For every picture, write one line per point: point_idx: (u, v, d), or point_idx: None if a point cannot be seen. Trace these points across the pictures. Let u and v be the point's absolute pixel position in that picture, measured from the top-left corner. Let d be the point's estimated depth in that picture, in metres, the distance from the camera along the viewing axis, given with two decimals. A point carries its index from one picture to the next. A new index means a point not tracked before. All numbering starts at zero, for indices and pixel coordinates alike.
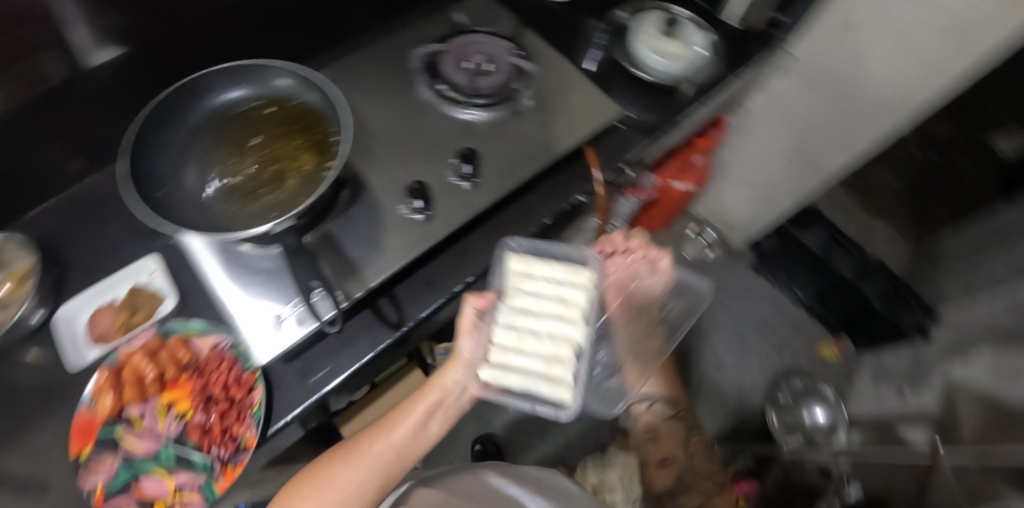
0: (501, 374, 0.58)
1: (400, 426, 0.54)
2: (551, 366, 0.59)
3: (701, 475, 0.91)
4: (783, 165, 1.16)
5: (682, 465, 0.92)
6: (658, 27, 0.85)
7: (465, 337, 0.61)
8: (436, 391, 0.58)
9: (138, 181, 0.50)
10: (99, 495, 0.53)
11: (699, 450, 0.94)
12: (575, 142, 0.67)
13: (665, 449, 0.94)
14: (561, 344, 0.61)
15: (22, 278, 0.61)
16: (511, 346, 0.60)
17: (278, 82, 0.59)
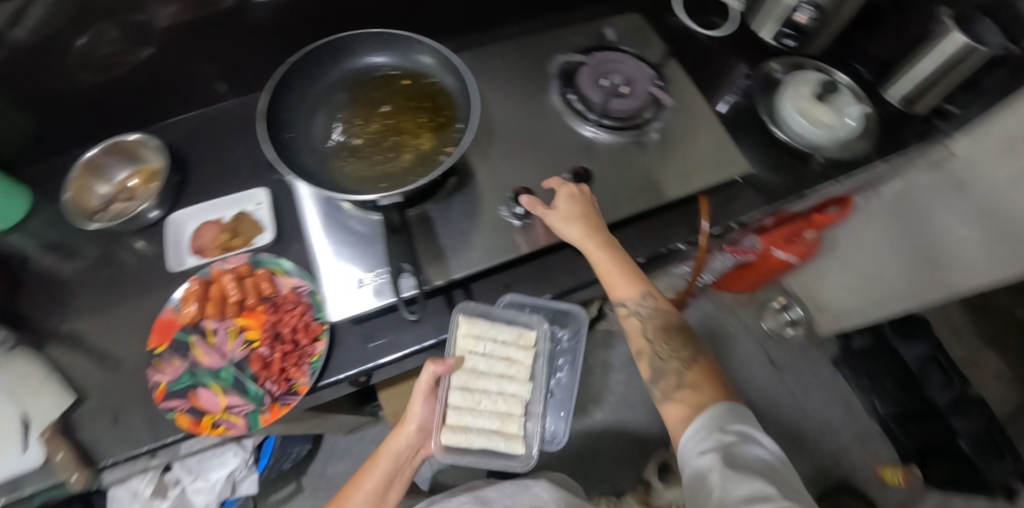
0: (460, 437, 0.60)
1: (361, 488, 0.60)
2: (505, 422, 0.63)
3: (680, 352, 0.56)
4: (902, 265, 1.03)
5: (649, 356, 0.56)
6: (812, 88, 0.79)
7: (419, 403, 0.61)
8: (391, 459, 0.61)
9: (272, 123, 0.53)
10: (161, 391, 0.57)
11: (680, 338, 0.56)
12: (690, 191, 0.65)
13: (633, 340, 0.57)
14: (512, 401, 0.64)
15: (150, 176, 0.69)
16: (464, 407, 0.62)
17: (419, 58, 0.59)
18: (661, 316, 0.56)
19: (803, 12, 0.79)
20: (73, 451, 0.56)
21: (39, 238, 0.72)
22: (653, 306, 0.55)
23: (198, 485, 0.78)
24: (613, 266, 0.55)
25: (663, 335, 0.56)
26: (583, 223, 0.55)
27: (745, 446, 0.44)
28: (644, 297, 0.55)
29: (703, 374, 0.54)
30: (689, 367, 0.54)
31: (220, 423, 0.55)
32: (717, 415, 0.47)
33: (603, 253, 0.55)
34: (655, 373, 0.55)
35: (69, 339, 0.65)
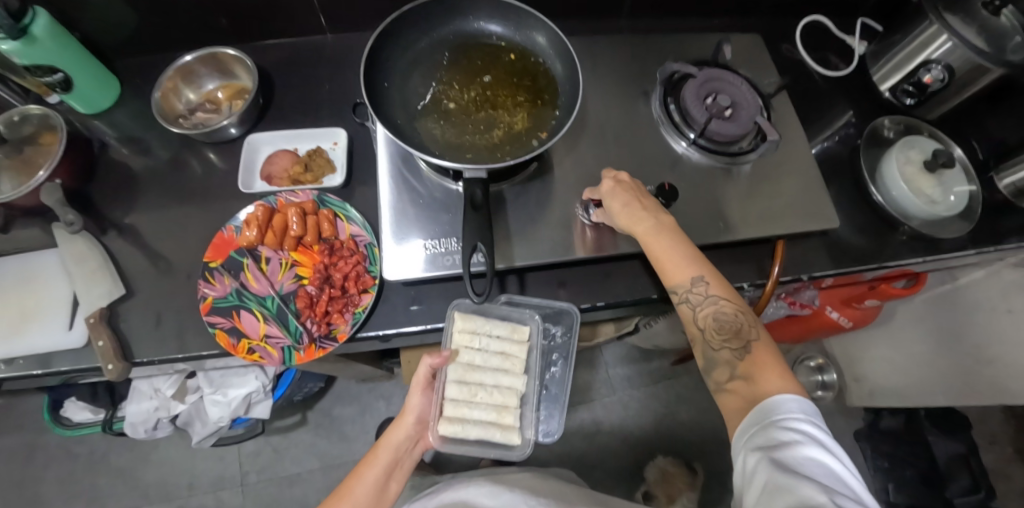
0: (456, 427, 0.63)
1: (363, 480, 0.56)
2: (501, 413, 0.66)
3: (734, 341, 0.48)
4: (952, 356, 0.98)
5: (702, 346, 0.50)
6: (923, 155, 0.74)
7: (417, 394, 0.61)
8: (390, 451, 0.58)
9: (373, 68, 0.53)
10: (206, 305, 0.57)
11: (737, 326, 0.48)
12: (764, 233, 0.65)
13: (686, 327, 0.52)
14: (507, 394, 0.67)
15: (237, 93, 0.70)
16: (460, 399, 0.65)
17: (533, 35, 0.57)
18: (715, 304, 0.49)
19: (932, 72, 0.74)
20: (113, 341, 0.58)
21: (118, 128, 0.74)
22: (706, 292, 0.49)
23: (216, 398, 0.80)
24: (659, 245, 0.51)
25: (716, 323, 0.49)
26: (631, 197, 0.54)
27: (803, 449, 0.38)
28: (692, 283, 0.50)
29: (760, 363, 0.46)
30: (740, 357, 0.47)
31: (256, 350, 0.56)
32: (772, 410, 0.42)
33: (647, 235, 0.52)
34: (709, 363, 0.49)
35: (129, 231, 0.67)
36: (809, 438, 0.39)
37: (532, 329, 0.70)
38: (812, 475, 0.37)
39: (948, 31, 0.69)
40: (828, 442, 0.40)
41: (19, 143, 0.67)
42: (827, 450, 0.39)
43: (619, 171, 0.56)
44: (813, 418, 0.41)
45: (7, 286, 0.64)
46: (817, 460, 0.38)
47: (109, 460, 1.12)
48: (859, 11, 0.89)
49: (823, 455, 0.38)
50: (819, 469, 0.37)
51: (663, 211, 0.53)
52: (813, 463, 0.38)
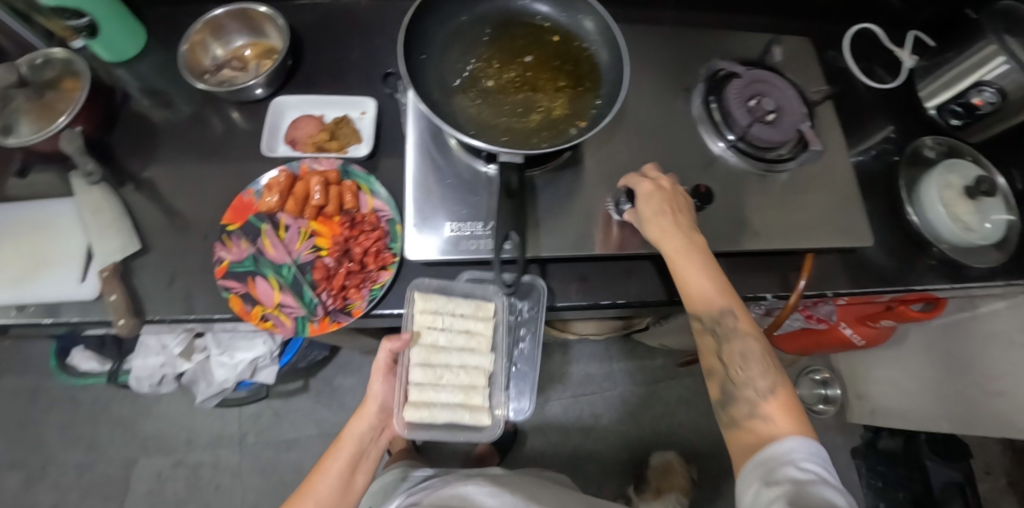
0: (424, 413, 0.57)
1: (326, 473, 0.56)
2: (469, 394, 0.60)
3: (759, 381, 0.47)
4: (960, 385, 0.96)
5: (723, 380, 0.49)
6: (965, 180, 0.72)
7: (378, 380, 0.57)
8: (353, 444, 0.57)
9: (412, 39, 0.50)
10: (222, 268, 0.57)
11: (763, 365, 0.47)
12: (795, 245, 0.63)
13: (705, 359, 0.50)
14: (473, 373, 0.60)
15: (265, 53, 0.68)
16: (425, 383, 0.58)
17: (579, 17, 0.55)
18: (742, 340, 0.48)
19: (983, 95, 0.71)
20: (126, 295, 0.58)
21: (142, 78, 0.72)
22: (736, 326, 0.48)
23: (223, 359, 0.80)
24: (689, 266, 0.50)
25: (743, 359, 0.48)
26: (669, 214, 0.52)
27: (819, 489, 0.38)
28: (723, 312, 0.48)
29: (786, 407, 0.45)
30: (766, 396, 0.46)
31: (269, 318, 0.55)
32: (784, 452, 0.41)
33: (682, 256, 0.50)
34: (728, 398, 0.48)
35: (148, 186, 0.66)
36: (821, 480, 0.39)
37: (498, 306, 0.62)
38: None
39: (1005, 51, 0.67)
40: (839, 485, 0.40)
41: (42, 87, 0.65)
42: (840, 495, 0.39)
43: (661, 178, 0.55)
44: (824, 461, 0.41)
45: (22, 231, 0.64)
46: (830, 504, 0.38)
47: (112, 409, 1.13)
48: (912, 23, 0.85)
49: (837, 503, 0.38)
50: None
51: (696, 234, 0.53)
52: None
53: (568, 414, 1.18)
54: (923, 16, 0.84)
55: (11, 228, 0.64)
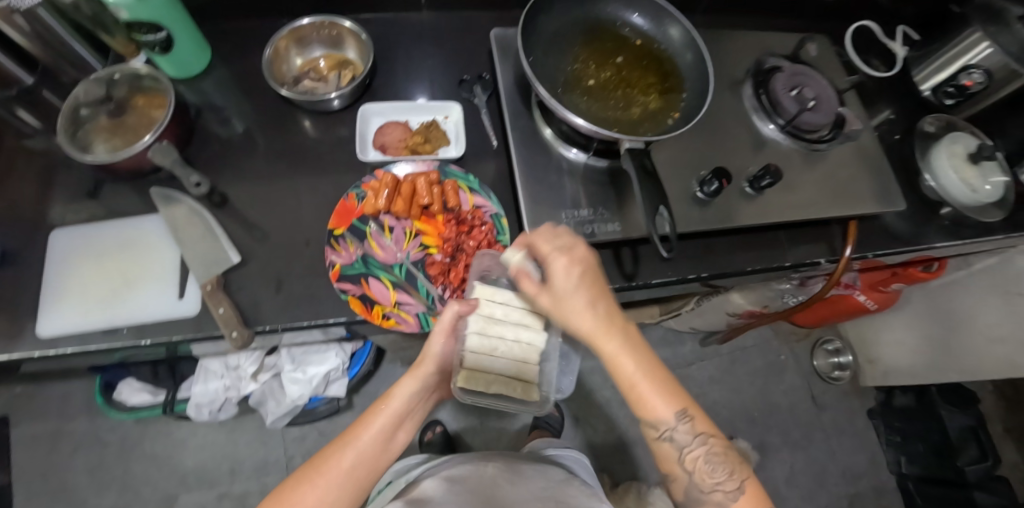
0: (477, 381, 0.58)
1: (371, 428, 0.52)
2: (521, 368, 0.60)
3: (726, 483, 0.49)
4: (964, 336, 1.07)
5: (687, 483, 0.51)
6: (966, 149, 0.82)
7: (438, 341, 0.54)
8: (399, 404, 0.53)
9: (522, 41, 0.57)
10: (336, 272, 0.58)
11: (728, 465, 0.50)
12: (846, 214, 0.70)
13: (665, 463, 0.51)
14: (528, 349, 0.60)
15: (340, 65, 0.70)
16: (480, 352, 0.58)
17: (660, 24, 0.63)
18: (703, 445, 0.50)
19: (973, 76, 0.82)
20: (233, 309, 0.58)
21: (207, 94, 0.72)
22: (692, 431, 0.49)
23: (296, 375, 0.79)
24: (650, 386, 0.48)
25: (707, 466, 0.50)
26: (590, 292, 0.48)
27: None
28: (679, 421, 0.49)
29: (754, 497, 0.49)
30: (733, 500, 0.49)
31: (391, 316, 0.57)
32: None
33: (601, 335, 0.47)
34: (691, 499, 0.51)
35: (233, 199, 0.66)
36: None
37: None
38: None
39: (989, 38, 0.80)
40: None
41: (122, 104, 0.65)
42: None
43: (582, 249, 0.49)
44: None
45: (110, 253, 0.63)
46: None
47: (144, 446, 1.07)
48: (898, 18, 0.97)
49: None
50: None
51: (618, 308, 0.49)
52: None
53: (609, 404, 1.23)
54: (906, 12, 0.95)
55: (97, 251, 0.63)
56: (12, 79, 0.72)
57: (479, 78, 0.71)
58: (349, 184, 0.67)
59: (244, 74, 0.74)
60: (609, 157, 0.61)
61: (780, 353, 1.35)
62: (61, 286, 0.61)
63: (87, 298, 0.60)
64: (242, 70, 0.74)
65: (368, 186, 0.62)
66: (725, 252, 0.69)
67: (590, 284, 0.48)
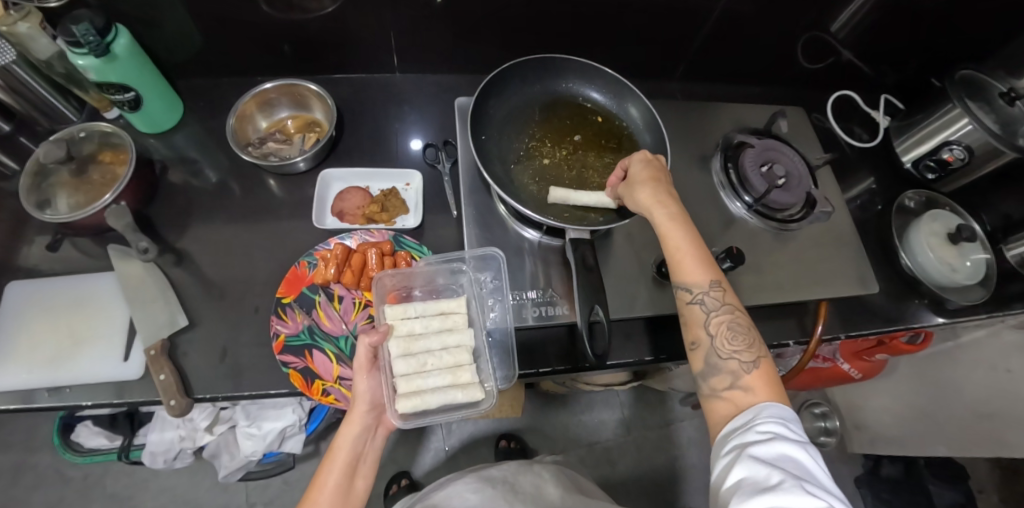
0: (416, 401, 0.53)
1: (324, 487, 0.48)
2: (457, 373, 0.56)
3: (742, 353, 0.46)
4: (951, 410, 1.03)
5: (706, 350, 0.47)
6: (947, 227, 0.80)
7: (364, 378, 0.51)
8: (347, 449, 0.49)
9: (475, 120, 0.59)
10: (280, 342, 0.57)
11: (749, 340, 0.47)
12: (812, 296, 0.68)
13: (689, 329, 0.49)
14: (457, 352, 0.57)
15: (307, 126, 0.72)
16: (412, 372, 0.55)
17: (622, 103, 0.64)
18: (729, 313, 0.48)
19: (953, 152, 0.79)
20: (175, 375, 0.57)
21: (178, 148, 0.73)
22: (721, 299, 0.48)
23: (251, 430, 0.78)
24: (691, 247, 0.49)
25: (729, 334, 0.47)
26: (654, 186, 0.52)
27: (774, 445, 0.38)
28: (712, 284, 0.48)
29: (765, 379, 0.45)
30: (748, 369, 0.45)
31: (331, 392, 0.56)
32: (764, 406, 0.42)
33: (654, 202, 0.51)
34: (709, 368, 0.46)
35: (192, 256, 0.66)
36: (791, 439, 0.39)
37: (467, 287, 0.61)
38: (790, 479, 0.36)
39: (968, 115, 0.76)
40: (805, 442, 0.39)
41: (84, 162, 0.65)
42: (808, 447, 0.38)
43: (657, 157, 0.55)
44: (792, 421, 0.41)
45: (62, 307, 0.63)
46: (792, 459, 0.37)
47: (104, 485, 1.04)
48: (881, 86, 0.97)
49: (823, 494, 0.35)
50: (795, 466, 0.37)
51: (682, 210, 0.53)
52: (785, 460, 0.37)
53: (586, 463, 1.19)
54: (888, 81, 0.95)
55: (52, 305, 0.63)
56: None
57: (445, 144, 0.73)
58: (309, 247, 0.67)
59: (216, 129, 0.75)
60: (562, 236, 0.60)
61: None
62: (9, 343, 0.60)
63: (33, 356, 0.59)
64: (216, 126, 0.75)
65: (321, 254, 0.62)
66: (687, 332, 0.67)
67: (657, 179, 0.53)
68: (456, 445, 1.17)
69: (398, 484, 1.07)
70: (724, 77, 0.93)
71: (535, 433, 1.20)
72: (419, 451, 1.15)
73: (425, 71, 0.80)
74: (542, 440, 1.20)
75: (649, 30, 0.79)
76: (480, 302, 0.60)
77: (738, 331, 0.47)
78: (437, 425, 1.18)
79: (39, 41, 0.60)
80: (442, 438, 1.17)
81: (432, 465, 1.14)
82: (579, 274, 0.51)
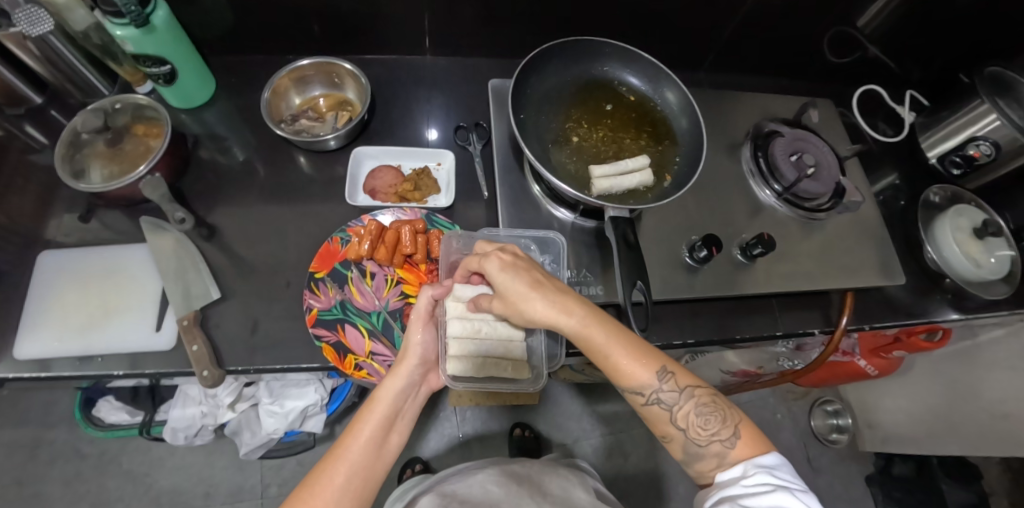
0: (465, 366, 0.56)
1: (359, 436, 0.48)
2: (509, 348, 0.59)
3: (720, 432, 0.45)
4: (968, 410, 1.02)
5: (682, 442, 0.47)
6: (972, 223, 0.79)
7: (418, 330, 0.54)
8: (388, 400, 0.51)
9: (514, 99, 0.60)
10: (312, 316, 0.58)
11: (721, 413, 0.46)
12: (840, 285, 0.68)
13: (659, 427, 0.48)
14: (513, 325, 0.59)
15: (339, 105, 0.72)
16: (465, 336, 0.57)
17: (658, 86, 0.65)
18: (691, 397, 0.46)
19: (980, 148, 0.79)
20: (207, 346, 0.57)
21: (208, 124, 0.73)
22: (675, 387, 0.46)
23: (273, 408, 0.79)
24: (621, 350, 0.47)
25: (699, 419, 0.46)
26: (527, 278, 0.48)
27: (766, 495, 0.39)
28: (661, 380, 0.46)
29: (750, 447, 0.44)
30: (731, 445, 0.44)
31: (363, 367, 0.56)
32: (751, 460, 0.43)
33: (561, 317, 0.47)
34: (691, 455, 0.46)
35: (223, 231, 0.66)
36: (784, 489, 0.39)
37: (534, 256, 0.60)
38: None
39: (996, 111, 0.76)
40: (797, 489, 0.40)
41: (119, 134, 0.65)
42: (801, 496, 0.39)
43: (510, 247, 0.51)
44: (782, 472, 0.41)
45: (93, 278, 0.63)
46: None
47: (121, 462, 1.05)
48: (907, 82, 0.96)
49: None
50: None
51: (561, 285, 0.50)
52: None
53: (597, 454, 1.19)
54: (914, 76, 0.95)
55: (84, 275, 0.63)
56: (23, 98, 0.71)
57: (475, 126, 0.73)
58: (340, 224, 0.67)
59: (247, 106, 0.75)
60: (596, 217, 0.61)
61: (775, 411, 1.33)
62: (40, 311, 0.61)
63: (66, 324, 0.60)
64: (245, 103, 0.75)
65: (354, 231, 0.63)
66: (712, 319, 0.67)
67: (532, 281, 0.49)
68: (470, 432, 1.17)
69: (412, 469, 1.07)
70: (750, 69, 0.92)
71: (549, 422, 1.21)
72: (432, 436, 1.15)
73: (454, 54, 0.80)
74: (556, 430, 1.20)
75: (679, 19, 0.79)
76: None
77: (706, 412, 0.46)
78: (451, 412, 1.18)
79: (76, 12, 0.60)
80: (456, 425, 1.17)
81: (446, 451, 1.14)
82: (618, 253, 0.52)
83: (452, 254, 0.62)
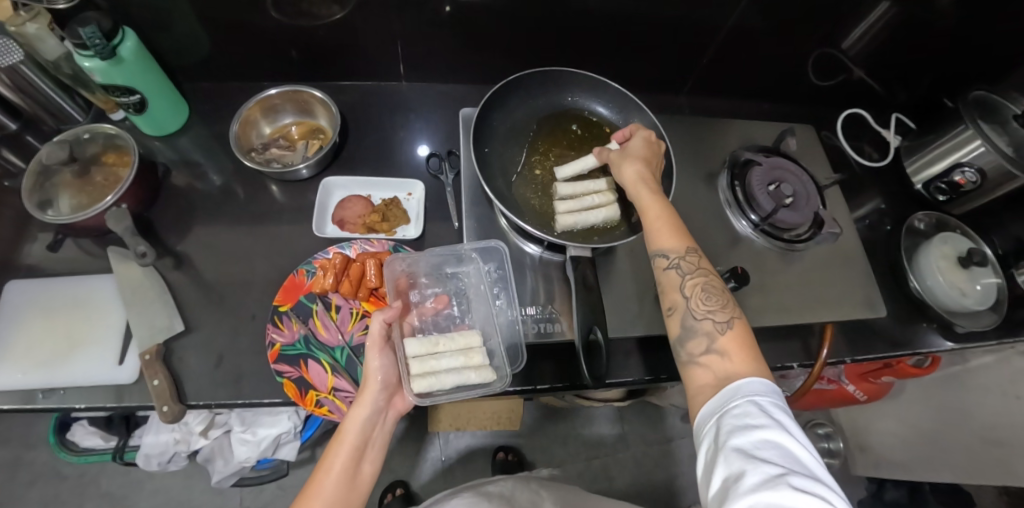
0: (430, 381, 0.54)
1: (330, 471, 0.47)
2: (470, 355, 0.57)
3: (717, 313, 0.46)
4: (958, 436, 1.00)
5: (683, 313, 0.47)
6: (958, 250, 0.78)
7: (376, 355, 0.52)
8: (356, 428, 0.49)
9: (479, 133, 0.62)
10: (275, 351, 0.57)
11: (723, 301, 0.47)
12: (817, 318, 0.67)
13: (666, 295, 0.49)
14: (467, 334, 0.58)
15: (312, 133, 0.72)
16: (424, 354, 0.56)
17: (628, 117, 0.66)
18: (704, 277, 0.48)
19: (965, 174, 0.77)
20: (169, 380, 0.56)
21: (181, 151, 0.73)
22: (696, 265, 0.49)
23: (245, 436, 0.78)
24: (660, 216, 0.51)
25: (703, 295, 0.47)
26: (644, 166, 0.55)
27: (755, 434, 0.35)
28: (686, 251, 0.49)
29: (740, 339, 0.44)
30: (722, 329, 0.44)
31: (325, 403, 0.55)
32: (742, 384, 0.39)
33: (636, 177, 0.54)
34: (685, 332, 0.46)
35: (191, 260, 0.65)
36: (779, 424, 0.36)
37: (480, 269, 0.62)
38: (773, 471, 0.33)
39: (980, 137, 0.74)
40: (787, 423, 0.36)
41: (88, 163, 0.65)
42: (795, 435, 0.35)
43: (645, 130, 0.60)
44: (774, 402, 0.38)
45: (58, 309, 0.63)
46: (777, 445, 0.35)
47: (99, 484, 1.04)
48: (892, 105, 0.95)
49: (812, 487, 0.32)
50: (780, 456, 0.34)
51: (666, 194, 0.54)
52: (768, 449, 0.34)
53: (583, 478, 1.17)
54: (899, 100, 0.94)
55: (50, 306, 0.63)
56: None
57: (449, 154, 0.73)
58: (309, 255, 0.67)
59: (221, 132, 0.75)
60: (563, 251, 0.60)
61: None
62: (4, 343, 0.60)
63: (27, 358, 0.59)
64: (221, 130, 0.75)
65: (321, 263, 0.62)
66: None
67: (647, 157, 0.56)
68: (453, 455, 1.16)
69: (393, 494, 1.06)
70: (732, 92, 0.92)
71: (535, 445, 1.19)
72: (416, 460, 1.14)
73: (430, 80, 0.80)
74: (542, 452, 1.19)
75: (658, 44, 0.79)
76: (488, 289, 0.61)
77: (714, 294, 0.47)
78: (433, 435, 1.16)
79: (47, 42, 0.59)
80: (439, 448, 1.16)
81: (429, 475, 1.13)
82: (576, 294, 0.52)
83: (396, 275, 0.61)
